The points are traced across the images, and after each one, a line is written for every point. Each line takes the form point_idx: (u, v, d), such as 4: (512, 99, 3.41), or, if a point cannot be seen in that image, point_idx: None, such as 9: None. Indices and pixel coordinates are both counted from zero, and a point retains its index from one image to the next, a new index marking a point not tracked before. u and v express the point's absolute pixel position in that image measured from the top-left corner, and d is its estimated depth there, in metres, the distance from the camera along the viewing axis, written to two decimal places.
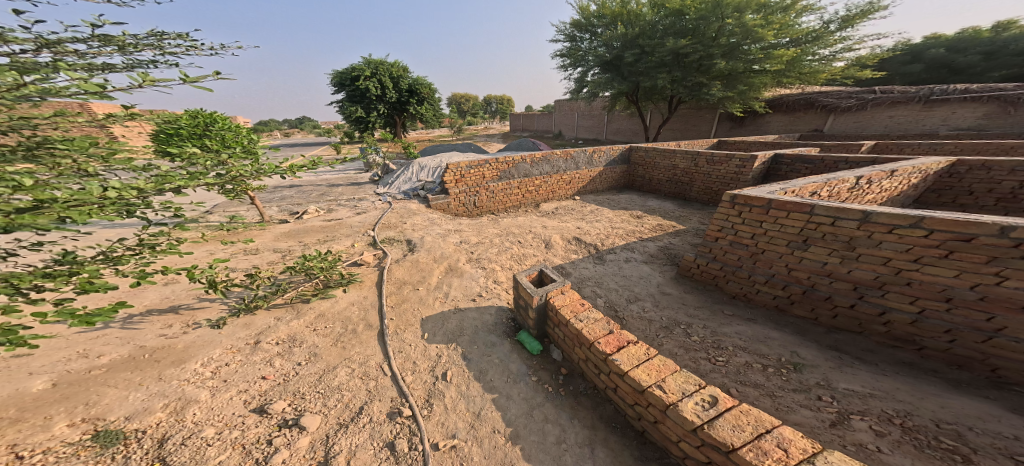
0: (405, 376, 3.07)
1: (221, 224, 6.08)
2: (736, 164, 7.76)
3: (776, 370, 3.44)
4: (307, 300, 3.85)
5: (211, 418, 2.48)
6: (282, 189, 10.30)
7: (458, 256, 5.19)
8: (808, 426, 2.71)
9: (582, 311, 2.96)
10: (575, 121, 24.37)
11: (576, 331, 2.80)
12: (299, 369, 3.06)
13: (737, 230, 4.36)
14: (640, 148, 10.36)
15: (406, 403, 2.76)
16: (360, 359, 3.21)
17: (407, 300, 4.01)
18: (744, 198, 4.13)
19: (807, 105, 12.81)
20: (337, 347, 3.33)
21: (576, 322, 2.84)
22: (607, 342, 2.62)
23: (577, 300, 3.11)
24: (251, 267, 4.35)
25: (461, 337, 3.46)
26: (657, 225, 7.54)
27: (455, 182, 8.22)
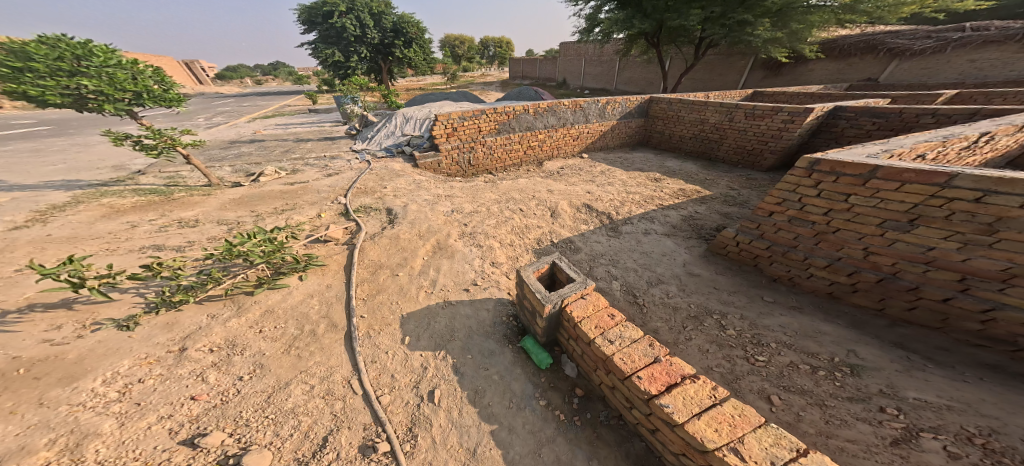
0: (381, 394, 2.17)
1: (158, 188, 5.40)
2: (782, 119, 6.55)
3: (827, 373, 2.55)
4: (251, 293, 2.81)
5: (122, 456, 1.56)
6: (243, 146, 8.90)
7: (448, 230, 4.25)
8: (860, 442, 1.95)
9: (614, 327, 2.12)
10: (582, 69, 21.75)
11: (605, 356, 1.99)
12: (246, 382, 2.06)
13: (804, 205, 3.25)
14: (662, 100, 8.90)
15: (383, 432, 1.94)
16: (322, 372, 2.22)
17: (382, 289, 3.10)
18: (829, 164, 2.94)
19: (868, 49, 11.04)
20: (291, 355, 2.30)
21: (606, 345, 2.02)
22: (650, 377, 1.81)
23: (606, 311, 2.25)
24: (179, 244, 3.35)
25: (450, 343, 2.62)
26: (679, 189, 6.54)
27: (446, 136, 6.93)
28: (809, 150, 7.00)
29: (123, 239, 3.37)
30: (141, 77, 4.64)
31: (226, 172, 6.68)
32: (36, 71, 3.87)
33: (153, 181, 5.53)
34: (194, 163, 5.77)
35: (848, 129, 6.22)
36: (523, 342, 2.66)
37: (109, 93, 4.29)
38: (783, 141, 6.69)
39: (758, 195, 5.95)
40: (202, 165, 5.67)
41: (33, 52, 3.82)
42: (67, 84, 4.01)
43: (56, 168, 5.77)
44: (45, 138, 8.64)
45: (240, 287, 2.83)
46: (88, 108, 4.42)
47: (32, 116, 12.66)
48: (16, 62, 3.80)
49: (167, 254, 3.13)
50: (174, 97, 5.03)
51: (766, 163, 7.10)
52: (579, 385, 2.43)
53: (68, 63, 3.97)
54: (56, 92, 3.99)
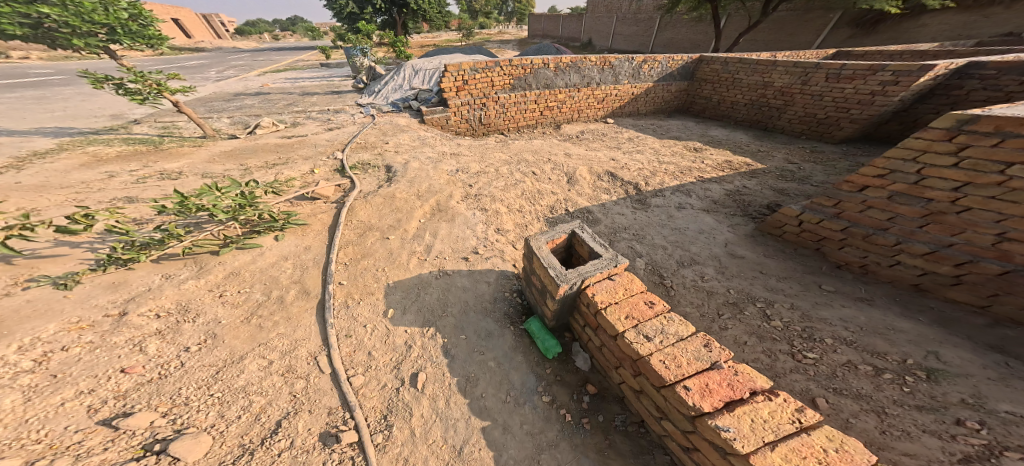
0: (353, 375, 1.71)
1: (153, 138, 5.30)
2: (881, 81, 5.41)
3: (891, 377, 1.91)
4: (215, 253, 2.45)
5: (21, 439, 1.19)
6: (246, 98, 8.48)
7: (450, 191, 3.74)
8: (922, 458, 1.47)
9: (652, 317, 1.46)
10: (614, 29, 19.20)
11: (633, 353, 1.35)
12: (192, 354, 1.68)
13: (923, 179, 2.28)
14: (715, 59, 7.75)
15: (351, 414, 1.52)
16: (282, 347, 1.78)
17: (368, 254, 2.66)
18: (999, 121, 1.85)
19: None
20: (251, 325, 1.90)
21: (635, 338, 1.37)
22: (703, 390, 1.13)
23: (641, 297, 1.59)
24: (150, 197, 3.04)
25: (441, 319, 2.09)
26: (725, 162, 5.76)
27: (456, 90, 6.20)
28: (902, 120, 5.77)
29: (96, 190, 3.09)
30: (115, 9, 4.54)
31: (226, 125, 6.37)
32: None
33: (148, 129, 5.80)
34: (188, 114, 5.55)
35: (979, 91, 5.01)
36: (527, 323, 2.12)
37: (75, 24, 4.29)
38: (874, 108, 5.64)
39: (821, 170, 5.11)
40: (194, 116, 5.42)
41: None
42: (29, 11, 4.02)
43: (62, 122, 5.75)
44: (58, 87, 8.65)
45: (198, 246, 2.47)
46: (64, 42, 4.51)
47: (52, 66, 12.78)
48: None
49: (132, 209, 2.80)
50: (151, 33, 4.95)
51: (841, 133, 6.17)
52: (590, 380, 1.88)
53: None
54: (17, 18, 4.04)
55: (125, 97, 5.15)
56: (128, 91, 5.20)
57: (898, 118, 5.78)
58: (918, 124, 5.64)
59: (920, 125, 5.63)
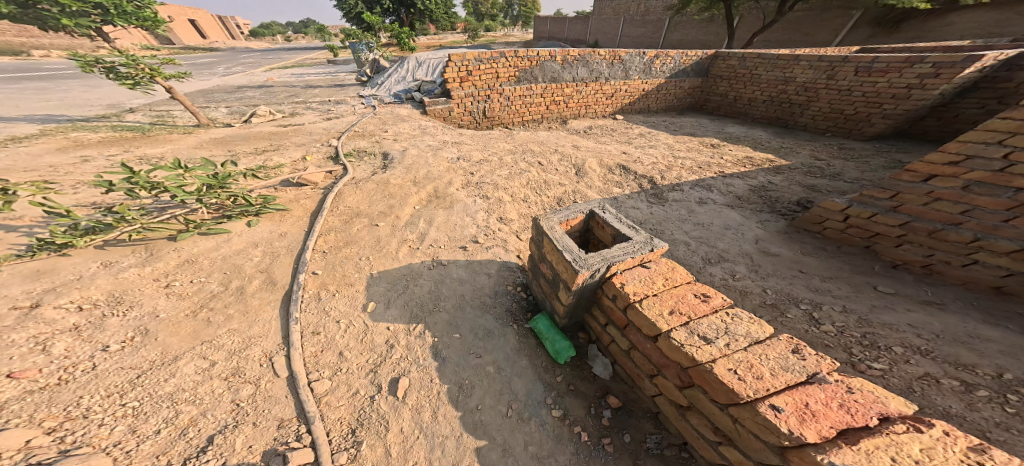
0: (318, 380, 1.36)
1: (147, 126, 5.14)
2: (918, 74, 5.00)
3: (990, 394, 1.49)
4: (172, 239, 2.15)
5: None
6: (248, 90, 8.33)
7: (449, 178, 3.43)
8: None
9: (707, 313, 1.09)
10: (621, 33, 18.25)
11: (685, 359, 0.98)
12: (111, 354, 1.32)
13: (1011, 165, 1.90)
14: (730, 55, 7.39)
15: (302, 429, 1.19)
16: (232, 347, 1.43)
17: (353, 242, 2.35)
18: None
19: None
20: (197, 320, 1.55)
21: (686, 338, 1.00)
22: (804, 412, 0.74)
23: (688, 287, 1.22)
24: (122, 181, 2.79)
25: (431, 315, 1.75)
26: (745, 157, 5.37)
27: (460, 81, 5.92)
28: (942, 115, 5.34)
29: (64, 173, 2.84)
30: None
31: (223, 114, 6.17)
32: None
33: (141, 118, 5.66)
34: (183, 103, 5.36)
35: None
36: (534, 320, 1.74)
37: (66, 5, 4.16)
38: (911, 103, 5.21)
39: (853, 167, 4.71)
40: (188, 103, 5.24)
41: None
42: None
43: (59, 112, 5.65)
44: (66, 80, 8.68)
45: (153, 230, 2.18)
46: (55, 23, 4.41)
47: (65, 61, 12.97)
48: None
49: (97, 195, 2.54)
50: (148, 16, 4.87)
51: (872, 130, 5.77)
52: (610, 390, 1.51)
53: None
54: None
55: (115, 82, 4.95)
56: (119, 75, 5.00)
57: (938, 113, 5.35)
58: (961, 119, 5.16)
59: (962, 120, 5.15)
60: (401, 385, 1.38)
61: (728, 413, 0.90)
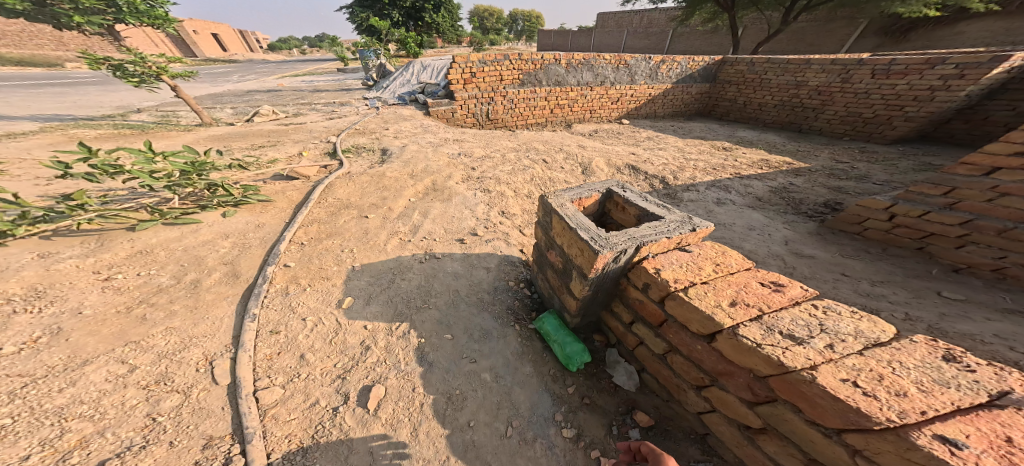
0: (266, 387, 1.07)
1: (150, 125, 5.08)
2: (940, 75, 4.62)
3: None
4: (131, 229, 1.92)
5: None
6: (256, 94, 8.34)
7: (449, 172, 3.20)
8: None
9: (783, 305, 0.81)
10: (622, 43, 16.45)
11: (764, 364, 0.69)
12: (2, 359, 1.05)
13: None
14: (739, 60, 6.97)
15: (235, 449, 0.89)
16: (164, 349, 1.15)
17: (337, 233, 2.09)
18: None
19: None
20: (129, 317, 1.28)
21: (764, 336, 0.72)
22: (1002, 450, 0.46)
23: (748, 275, 0.94)
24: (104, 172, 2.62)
25: (418, 312, 1.47)
26: (761, 160, 5.05)
27: (463, 83, 5.59)
28: (968, 118, 4.83)
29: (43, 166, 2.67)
30: None
31: (227, 114, 6.09)
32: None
33: (145, 118, 5.59)
34: (187, 101, 5.27)
35: None
36: (539, 321, 1.45)
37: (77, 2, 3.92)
38: (936, 104, 4.78)
39: (879, 169, 4.34)
40: (192, 102, 5.15)
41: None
42: None
43: (67, 112, 5.62)
44: (82, 85, 8.83)
45: (111, 219, 1.95)
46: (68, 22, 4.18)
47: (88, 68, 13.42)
48: None
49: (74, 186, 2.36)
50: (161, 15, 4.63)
51: (893, 132, 5.30)
52: (638, 403, 1.18)
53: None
54: None
55: (121, 80, 4.73)
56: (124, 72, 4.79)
57: (963, 115, 4.86)
58: (989, 121, 4.65)
59: (991, 123, 4.63)
60: (372, 395, 1.09)
61: (844, 445, 0.61)
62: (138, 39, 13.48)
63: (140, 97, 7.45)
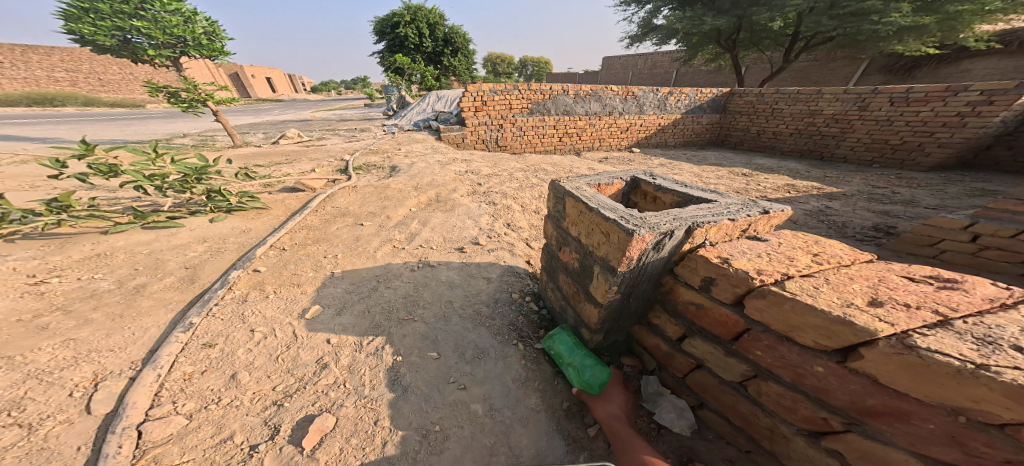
0: (166, 416, 0.79)
1: (185, 147, 5.37)
2: (966, 101, 3.91)
3: None
4: (103, 233, 1.78)
5: None
6: (289, 123, 8.89)
7: (455, 186, 3.04)
8: None
9: (974, 307, 0.53)
10: (627, 82, 15.97)
11: (1003, 404, 0.39)
12: None
13: None
14: (748, 90, 6.16)
15: None
16: (44, 366, 0.89)
17: (325, 239, 1.88)
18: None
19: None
20: (33, 325, 1.05)
21: (980, 353, 0.43)
22: None
23: (879, 269, 0.68)
24: (118, 181, 2.59)
25: (399, 326, 1.18)
26: (787, 185, 4.19)
27: (475, 110, 5.41)
28: (1011, 145, 3.96)
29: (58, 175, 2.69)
30: (192, 25, 4.21)
31: (258, 139, 6.38)
32: (100, 13, 3.67)
33: (186, 141, 5.92)
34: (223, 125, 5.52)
35: None
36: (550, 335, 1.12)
37: (156, 37, 3.92)
38: (970, 131, 3.96)
39: (926, 194, 3.53)
40: (231, 127, 5.39)
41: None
42: (120, 27, 3.74)
43: (120, 138, 6.09)
44: (147, 117, 9.83)
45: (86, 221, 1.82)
46: (142, 58, 4.17)
47: None
48: (83, 3, 3.62)
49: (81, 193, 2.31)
50: (220, 49, 4.53)
51: (928, 160, 4.34)
52: (698, 455, 0.81)
53: (130, 6, 3.72)
54: (109, 34, 3.73)
55: (172, 106, 4.80)
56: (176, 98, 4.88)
57: (1002, 141, 4.01)
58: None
59: None
60: (312, 429, 0.77)
61: None
62: (196, 71, 15.05)
63: (187, 126, 8.10)
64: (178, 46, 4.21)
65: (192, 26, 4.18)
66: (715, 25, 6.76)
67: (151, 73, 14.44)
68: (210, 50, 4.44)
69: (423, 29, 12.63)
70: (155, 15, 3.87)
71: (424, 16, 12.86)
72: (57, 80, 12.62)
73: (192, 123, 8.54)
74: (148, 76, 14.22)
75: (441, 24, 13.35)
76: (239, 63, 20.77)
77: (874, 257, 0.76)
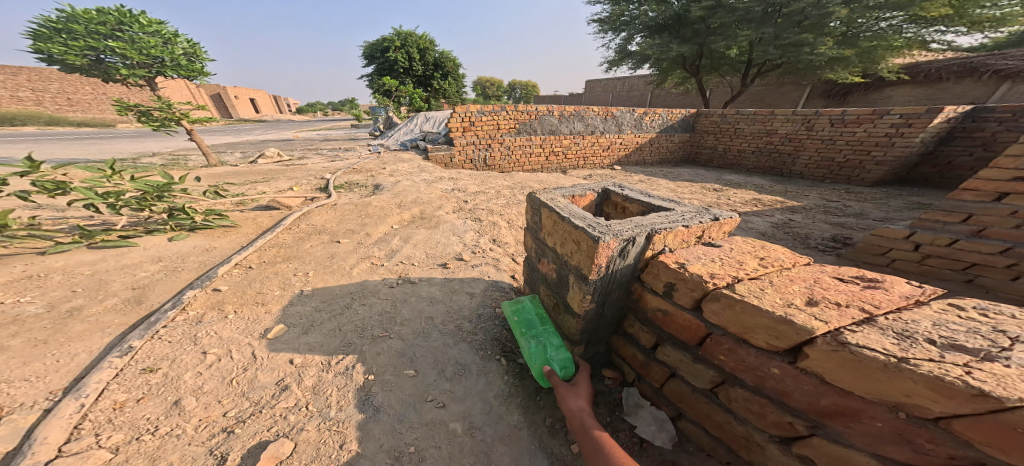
0: (79, 450, 0.70)
1: (155, 166, 5.18)
2: (890, 124, 4.37)
3: None
4: (42, 252, 1.65)
5: None
6: (271, 143, 8.75)
7: (440, 204, 3.04)
8: None
9: (896, 304, 0.56)
10: (608, 105, 16.80)
11: (930, 397, 0.40)
12: None
13: None
14: (713, 111, 6.63)
15: None
16: None
17: (296, 257, 1.81)
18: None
19: (964, 70, 6.01)
20: None
21: (901, 346, 0.45)
22: None
23: (814, 270, 0.72)
24: (67, 199, 2.44)
25: (372, 343, 1.13)
26: (754, 199, 4.45)
27: (462, 130, 5.51)
28: (935, 163, 4.41)
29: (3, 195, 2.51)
30: (172, 47, 4.16)
31: (234, 158, 6.21)
32: (74, 34, 3.62)
33: (156, 161, 5.70)
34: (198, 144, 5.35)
35: (1005, 132, 3.74)
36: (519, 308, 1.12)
37: (132, 57, 3.83)
38: (898, 150, 4.39)
39: (874, 207, 3.82)
40: (206, 146, 5.22)
41: (81, 17, 3.64)
42: (94, 48, 3.67)
43: (83, 157, 5.80)
44: (117, 137, 9.47)
45: (23, 241, 1.68)
46: (115, 78, 4.06)
47: None
48: (59, 24, 3.58)
49: (23, 212, 2.15)
50: (200, 69, 4.44)
51: (869, 177, 4.71)
52: None
53: (107, 27, 3.68)
54: (80, 54, 3.64)
55: (142, 125, 4.61)
56: (149, 117, 4.71)
57: (926, 160, 4.45)
58: (957, 167, 4.22)
59: (957, 167, 4.21)
60: (263, 456, 0.70)
61: None
62: (175, 92, 14.76)
63: (160, 145, 7.83)
64: (156, 67, 4.10)
65: (172, 48, 4.13)
66: (681, 52, 7.36)
67: (126, 93, 14.11)
68: (190, 70, 4.33)
69: (413, 53, 13.06)
70: (133, 37, 3.83)
71: (414, 42, 13.37)
72: (20, 100, 12.15)
73: (166, 142, 8.27)
74: (123, 96, 13.88)
75: (431, 49, 13.85)
76: (222, 85, 20.59)
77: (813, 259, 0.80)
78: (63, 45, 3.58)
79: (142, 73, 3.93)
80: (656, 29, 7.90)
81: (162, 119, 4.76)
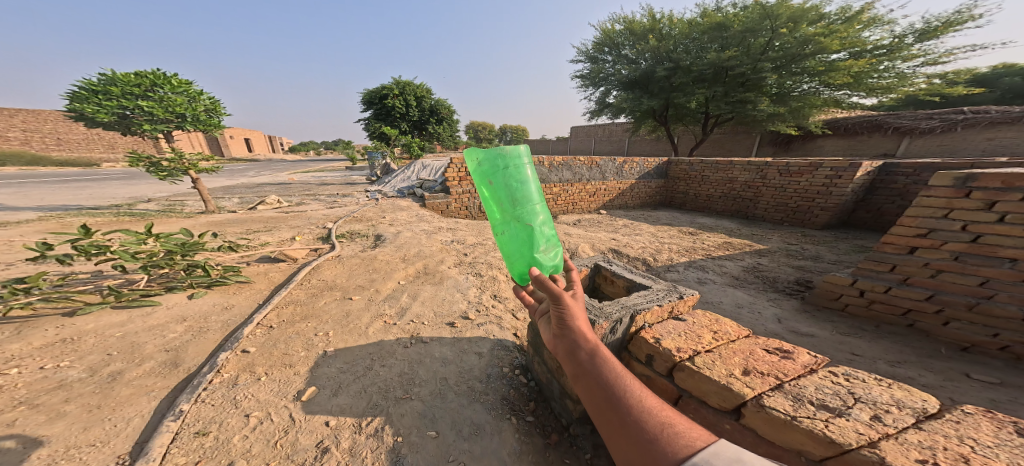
0: None
1: (154, 212, 5.25)
2: (824, 175, 5.09)
3: None
4: (70, 314, 1.74)
5: None
6: (268, 186, 8.96)
7: (442, 257, 3.25)
8: None
9: (797, 373, 0.82)
10: (591, 149, 18.23)
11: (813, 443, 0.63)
12: None
13: (979, 236, 1.83)
14: (682, 160, 7.43)
15: None
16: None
17: (314, 315, 1.95)
18: (1003, 177, 1.73)
19: (873, 126, 7.16)
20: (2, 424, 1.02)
21: (796, 409, 0.69)
22: None
23: (750, 343, 0.98)
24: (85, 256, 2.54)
25: (397, 404, 1.27)
26: (725, 242, 4.89)
27: (459, 179, 5.88)
28: (868, 209, 5.07)
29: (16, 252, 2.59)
30: (196, 104, 4.52)
31: (233, 204, 6.34)
32: (109, 94, 3.92)
33: (153, 207, 5.75)
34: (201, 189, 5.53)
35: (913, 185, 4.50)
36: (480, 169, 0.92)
37: (158, 115, 4.13)
38: (835, 197, 5.04)
39: (827, 250, 4.29)
40: (208, 194, 5.35)
41: (119, 80, 3.98)
42: (125, 106, 3.97)
43: (77, 203, 5.81)
44: (107, 179, 9.45)
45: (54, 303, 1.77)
46: (134, 131, 4.33)
47: None
48: (98, 86, 3.90)
49: (40, 270, 2.23)
50: (217, 123, 4.79)
51: (817, 221, 5.30)
52: None
53: (141, 88, 4.03)
54: (111, 111, 3.93)
55: (151, 174, 4.80)
56: (158, 167, 4.90)
57: (861, 206, 5.12)
58: (885, 213, 4.89)
59: (887, 213, 4.86)
60: None
61: None
62: None
63: (155, 189, 7.91)
64: (177, 121, 4.39)
65: (196, 105, 4.47)
66: (651, 105, 8.44)
67: (122, 136, 14.31)
68: (207, 125, 4.65)
69: (410, 101, 14.13)
70: (163, 97, 4.17)
71: (412, 91, 14.53)
72: (7, 139, 12.15)
73: (161, 186, 8.35)
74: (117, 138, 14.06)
75: (428, 97, 15.05)
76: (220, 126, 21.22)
77: (751, 331, 1.06)
78: (97, 104, 3.88)
79: (163, 128, 4.20)
80: (628, 85, 9.04)
81: (170, 169, 4.95)
